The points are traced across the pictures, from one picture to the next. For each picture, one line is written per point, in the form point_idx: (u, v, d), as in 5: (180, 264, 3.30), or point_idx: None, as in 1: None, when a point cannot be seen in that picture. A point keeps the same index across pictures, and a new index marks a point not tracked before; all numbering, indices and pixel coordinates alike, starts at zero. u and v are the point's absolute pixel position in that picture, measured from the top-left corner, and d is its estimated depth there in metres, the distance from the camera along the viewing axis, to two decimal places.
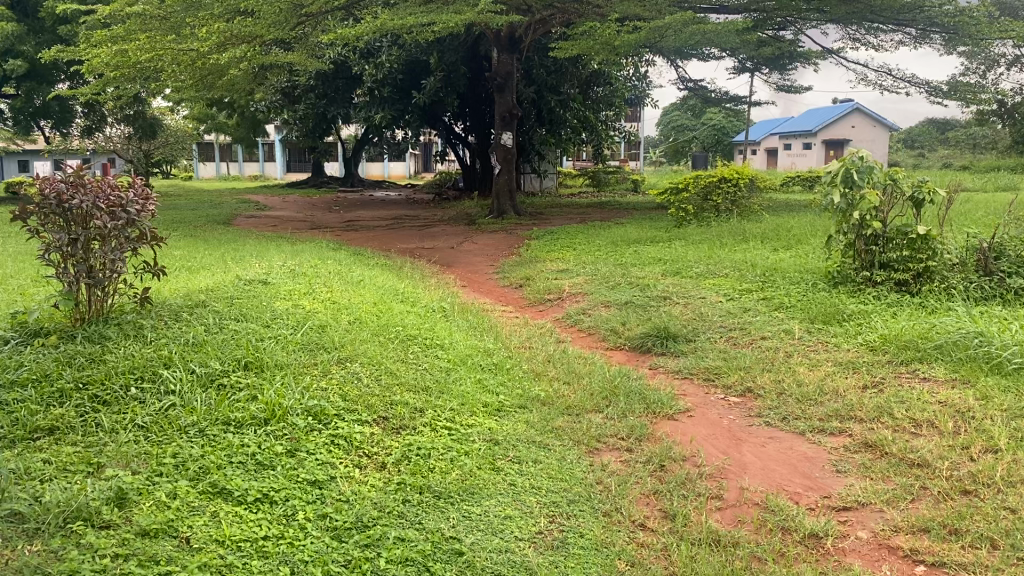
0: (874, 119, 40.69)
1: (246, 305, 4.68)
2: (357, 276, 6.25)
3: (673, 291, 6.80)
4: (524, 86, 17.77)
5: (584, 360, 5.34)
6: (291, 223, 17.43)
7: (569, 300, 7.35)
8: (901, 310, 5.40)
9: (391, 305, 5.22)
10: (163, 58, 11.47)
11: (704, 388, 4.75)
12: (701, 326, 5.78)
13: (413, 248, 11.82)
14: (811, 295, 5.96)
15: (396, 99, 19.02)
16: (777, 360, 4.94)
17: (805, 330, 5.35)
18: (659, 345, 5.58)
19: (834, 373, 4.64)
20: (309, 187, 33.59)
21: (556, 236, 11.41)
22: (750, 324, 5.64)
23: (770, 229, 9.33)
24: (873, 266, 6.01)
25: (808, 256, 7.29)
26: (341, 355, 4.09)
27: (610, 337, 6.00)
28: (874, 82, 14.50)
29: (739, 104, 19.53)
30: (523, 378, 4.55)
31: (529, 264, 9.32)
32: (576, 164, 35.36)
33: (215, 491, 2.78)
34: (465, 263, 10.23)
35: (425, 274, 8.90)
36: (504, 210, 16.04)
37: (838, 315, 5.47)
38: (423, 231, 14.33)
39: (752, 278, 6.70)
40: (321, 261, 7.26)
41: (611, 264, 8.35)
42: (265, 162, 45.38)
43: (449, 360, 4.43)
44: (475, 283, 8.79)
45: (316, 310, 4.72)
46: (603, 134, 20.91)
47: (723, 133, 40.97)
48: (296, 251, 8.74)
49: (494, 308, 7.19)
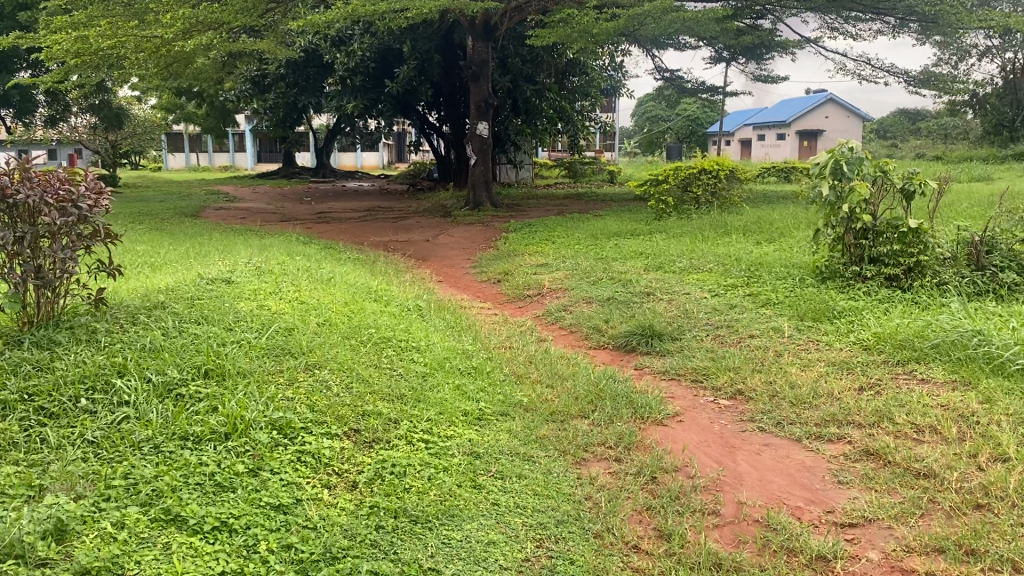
0: (847, 109, 40.82)
1: (208, 306, 4.39)
2: (328, 273, 5.97)
3: (656, 286, 6.58)
4: (499, 76, 17.48)
5: (566, 361, 5.11)
6: (262, 215, 17.04)
7: (549, 296, 7.12)
8: (893, 308, 5.22)
9: (364, 305, 4.95)
10: (126, 45, 11.06)
11: (693, 390, 4.53)
12: (686, 324, 5.57)
13: (387, 241, 11.52)
14: (800, 290, 5.77)
15: (369, 88, 18.64)
16: (768, 360, 4.73)
17: (795, 328, 5.15)
18: (644, 344, 5.36)
19: (828, 373, 4.45)
20: (280, 178, 33.08)
21: (533, 228, 11.17)
22: (737, 321, 5.43)
23: (751, 222, 9.16)
24: (862, 261, 5.83)
25: (793, 250, 7.11)
26: (310, 362, 3.84)
27: (592, 336, 5.78)
28: (853, 72, 14.40)
29: (715, 94, 19.39)
30: (503, 382, 4.32)
31: (506, 258, 9.08)
32: (551, 154, 35.15)
33: (168, 518, 2.52)
34: (441, 257, 9.97)
35: (399, 268, 8.63)
36: (480, 201, 15.77)
37: (829, 312, 5.28)
38: (397, 223, 14.02)
39: (737, 273, 6.50)
40: (290, 256, 6.97)
41: (591, 259, 8.13)
42: (235, 152, 44.70)
43: (425, 364, 4.18)
44: (452, 279, 8.54)
45: (283, 311, 4.45)
46: (579, 124, 20.68)
47: (698, 123, 40.91)
48: (265, 246, 8.44)
49: (472, 305, 6.94)
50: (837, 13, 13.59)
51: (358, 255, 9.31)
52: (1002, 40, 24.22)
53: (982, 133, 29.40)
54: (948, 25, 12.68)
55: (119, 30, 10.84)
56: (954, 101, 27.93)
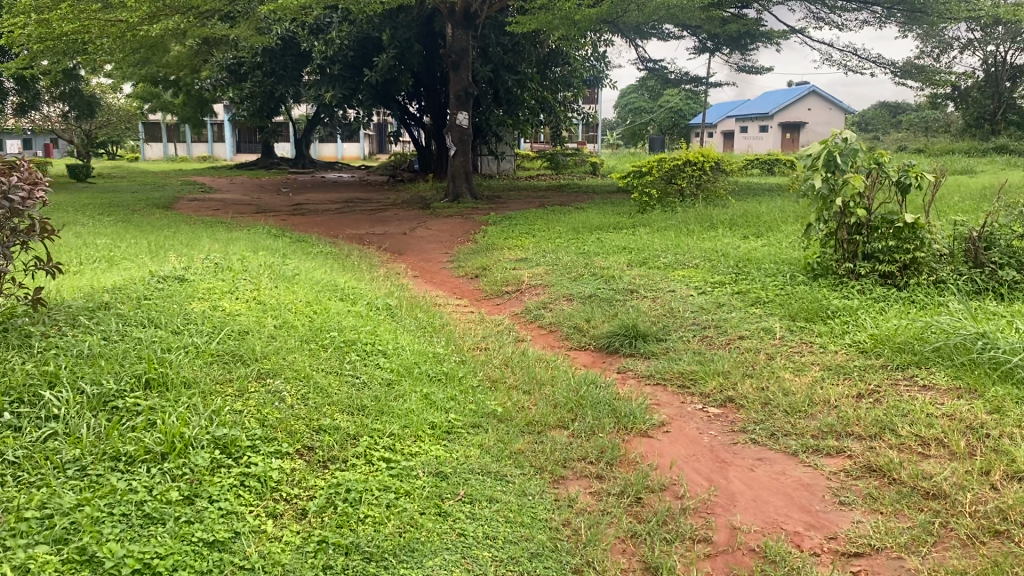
0: (830, 102, 40.71)
1: (155, 307, 4.03)
2: (293, 270, 5.64)
3: (640, 283, 6.28)
4: (480, 65, 17.11)
5: (544, 364, 4.82)
6: (236, 207, 16.61)
7: (528, 292, 6.82)
8: (890, 308, 4.95)
9: (329, 305, 4.62)
10: (89, 29, 10.59)
11: (679, 397, 4.24)
12: (672, 324, 5.27)
13: (362, 234, 11.17)
14: (791, 288, 5.49)
15: (347, 77, 18.21)
16: (760, 364, 4.44)
17: (787, 330, 4.86)
18: (627, 345, 5.08)
19: (823, 379, 4.16)
20: (258, 168, 32.57)
21: (514, 221, 10.86)
22: (726, 321, 5.14)
23: (737, 215, 8.89)
24: (855, 258, 5.56)
25: (782, 245, 6.83)
26: (263, 370, 3.50)
27: (572, 336, 5.49)
28: (838, 62, 14.18)
29: (699, 85, 19.12)
30: (476, 389, 4.01)
31: (485, 253, 8.77)
32: (533, 146, 34.83)
33: (84, 559, 2.19)
34: (418, 251, 9.64)
35: (373, 263, 8.30)
36: (460, 193, 15.46)
37: (822, 311, 4.99)
38: (374, 216, 13.65)
39: (725, 269, 6.21)
40: (256, 251, 6.62)
41: (572, 253, 7.83)
42: (213, 143, 44.05)
43: (391, 370, 3.86)
44: (428, 273, 8.22)
45: (238, 312, 4.11)
46: (562, 115, 20.36)
47: (681, 115, 40.69)
48: (232, 239, 8.08)
49: (447, 303, 6.63)
50: (823, 2, 13.34)
51: (330, 249, 8.97)
52: (984, 33, 24.12)
53: (964, 126, 29.36)
54: (935, 15, 12.45)
55: (82, 13, 10.40)
56: (936, 93, 27.83)
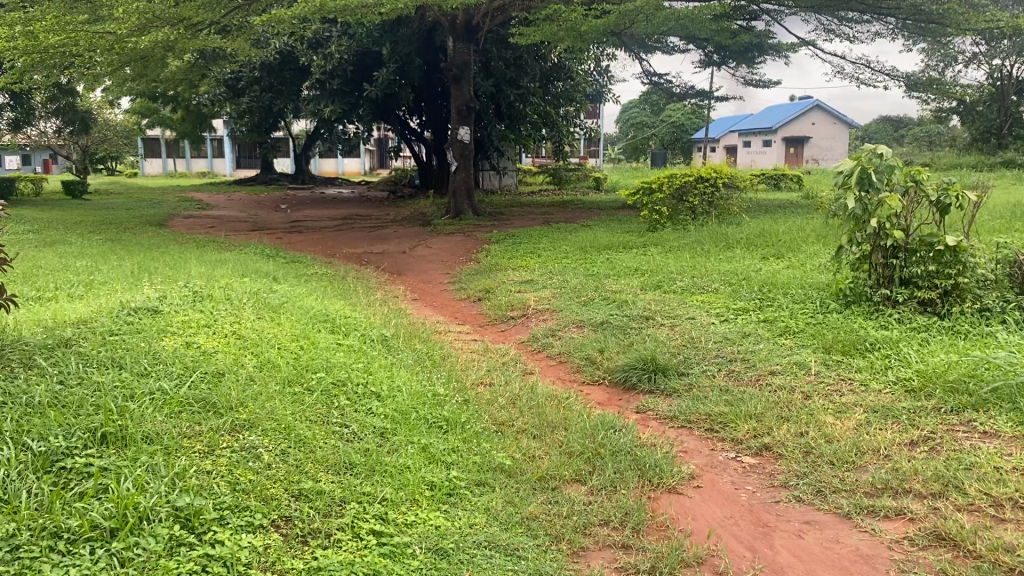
0: (834, 116, 40.38)
1: (121, 345, 3.58)
2: (283, 295, 5.22)
3: (657, 309, 5.85)
4: (482, 79, 16.76)
5: (556, 402, 4.39)
6: (231, 224, 16.22)
7: (535, 318, 6.40)
8: (935, 339, 4.51)
9: (319, 338, 4.19)
10: (77, 42, 10.21)
11: (709, 444, 3.80)
12: (694, 356, 4.84)
13: (360, 253, 10.76)
14: (822, 317, 5.05)
15: (347, 92, 17.86)
16: (795, 406, 4.01)
17: (822, 365, 4.43)
18: (646, 381, 4.65)
19: (869, 424, 3.73)
20: (257, 184, 32.25)
21: (518, 240, 10.44)
22: (755, 354, 4.70)
23: (754, 234, 8.47)
24: (891, 283, 5.13)
25: (808, 268, 6.41)
26: (238, 422, 3.05)
27: (585, 369, 5.06)
28: (850, 75, 13.82)
29: (705, 99, 18.75)
30: (484, 436, 3.58)
31: (488, 274, 8.35)
32: (534, 161, 34.52)
33: None
34: (417, 271, 9.23)
35: (370, 286, 7.89)
36: (461, 209, 15.04)
37: (859, 344, 4.56)
38: (373, 233, 13.25)
39: (747, 295, 5.78)
40: (246, 275, 6.22)
41: (581, 275, 7.41)
42: (213, 158, 43.79)
43: (387, 416, 3.43)
44: (428, 296, 7.80)
45: (214, 351, 3.66)
46: (565, 130, 20.00)
47: (683, 130, 40.42)
48: (222, 261, 7.68)
49: (448, 330, 6.20)
50: (833, 14, 12.98)
51: (326, 270, 8.57)
52: (990, 46, 23.81)
53: (969, 140, 28.95)
54: (950, 25, 12.06)
55: (67, 25, 10.02)
56: (941, 108, 27.48)
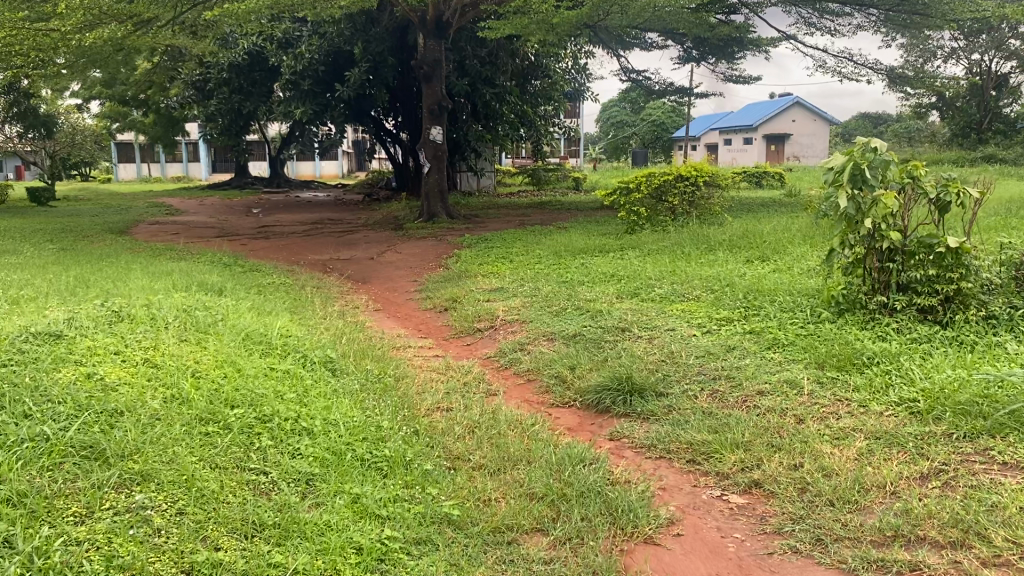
0: (814, 113, 40.19)
1: (3, 378, 3.05)
2: (219, 312, 4.71)
3: (633, 319, 5.39)
4: (456, 79, 16.29)
5: (519, 431, 3.91)
6: (197, 230, 15.64)
7: (504, 330, 5.93)
8: (939, 353, 4.08)
9: (249, 364, 3.70)
10: (21, 40, 9.71)
11: (691, 480, 3.34)
12: (674, 373, 4.38)
13: (325, 260, 10.24)
14: (814, 328, 4.61)
15: (319, 93, 17.31)
16: (785, 433, 3.56)
17: (815, 383, 3.97)
18: (621, 404, 4.20)
19: (872, 454, 3.28)
20: (231, 188, 31.61)
21: (490, 244, 9.97)
22: (741, 371, 4.24)
23: (737, 235, 8.04)
24: (888, 289, 4.70)
25: (795, 273, 5.97)
26: (128, 477, 2.54)
27: (554, 389, 4.58)
28: (832, 69, 13.46)
29: (684, 96, 18.35)
30: (431, 478, 3.10)
31: (457, 281, 7.86)
32: (514, 162, 34.10)
33: None
34: (383, 279, 8.74)
35: (329, 296, 7.39)
36: (434, 212, 14.56)
37: (856, 359, 4.11)
38: (341, 238, 12.74)
39: (731, 303, 5.32)
40: (188, 289, 5.72)
41: (553, 281, 6.95)
42: (188, 162, 43.00)
43: (317, 462, 2.95)
44: (392, 306, 7.32)
45: (117, 385, 3.15)
46: (543, 129, 19.53)
47: (663, 129, 40.09)
48: (169, 272, 7.16)
49: (409, 345, 5.71)
50: (814, 6, 12.59)
51: (284, 279, 8.07)
52: (967, 41, 23.64)
53: (949, 135, 28.68)
54: (936, 15, 11.70)
55: (9, 22, 9.52)
56: (920, 103, 27.24)
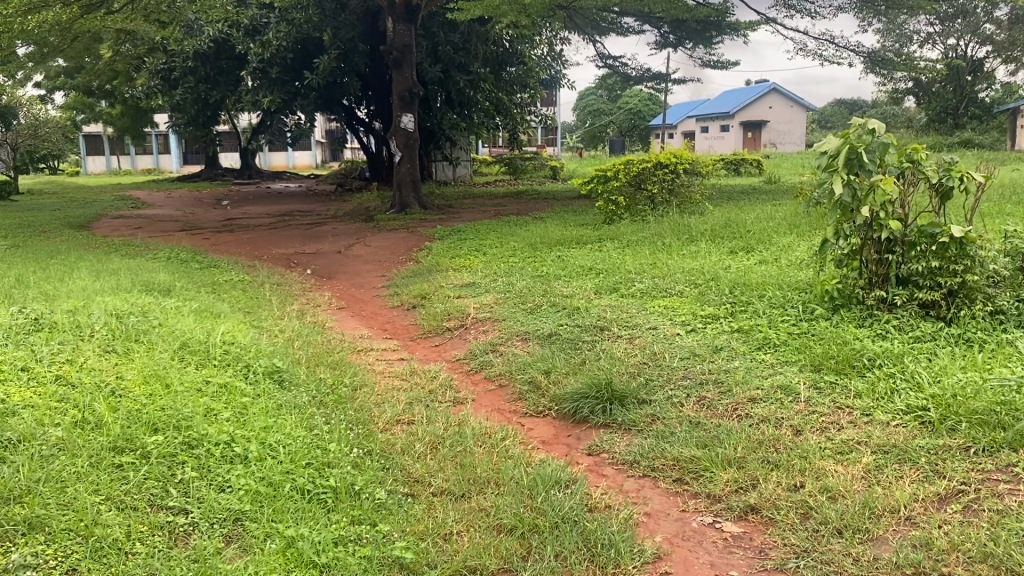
0: (791, 99, 39.96)
1: None
2: (156, 316, 4.27)
3: (612, 317, 5.00)
4: (429, 65, 15.82)
5: (488, 447, 3.51)
6: (161, 224, 15.10)
7: (475, 329, 5.53)
8: (945, 353, 3.74)
9: (180, 380, 3.29)
10: None
11: (679, 504, 2.96)
12: (658, 378, 4.00)
13: (289, 254, 9.79)
14: (806, 327, 4.25)
15: (287, 81, 16.78)
16: (781, 448, 3.20)
17: (812, 389, 3.61)
18: (599, 414, 3.81)
19: (882, 473, 2.93)
20: (201, 180, 30.94)
21: (463, 235, 9.56)
22: (731, 375, 3.87)
23: (721, 224, 7.68)
24: (887, 283, 4.35)
25: (784, 266, 5.62)
26: (10, 528, 2.13)
27: (527, 396, 4.19)
28: (813, 52, 13.14)
29: (661, 82, 17.99)
30: (385, 513, 2.71)
31: (426, 276, 7.45)
32: (490, 151, 33.68)
33: None
34: (350, 274, 8.31)
35: (289, 295, 6.96)
36: (407, 203, 14.12)
37: (855, 361, 3.76)
38: (310, 231, 12.26)
39: (717, 299, 4.95)
40: (133, 291, 5.29)
41: (528, 276, 6.56)
42: (159, 154, 42.14)
43: (249, 497, 2.55)
44: (358, 303, 6.90)
45: (16, 410, 2.73)
46: (519, 118, 19.03)
47: (640, 117, 39.73)
48: (117, 270, 6.71)
49: (373, 347, 5.30)
50: None
51: (243, 278, 7.63)
52: (944, 25, 23.46)
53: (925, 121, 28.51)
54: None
55: None
56: (897, 88, 27.03)
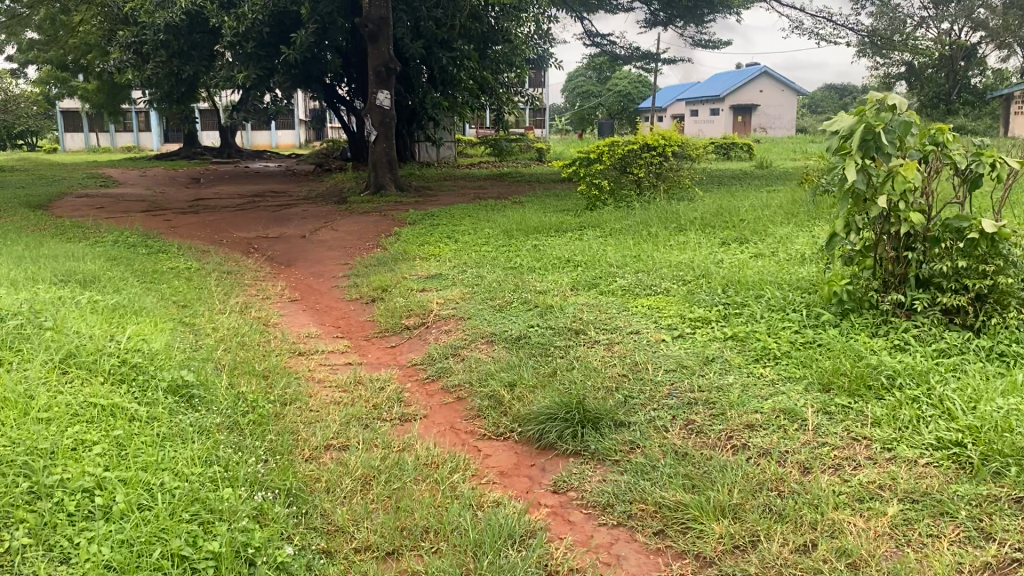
0: (783, 83, 39.29)
1: None
2: (50, 316, 3.62)
3: (589, 319, 4.39)
4: (411, 41, 15.11)
5: (432, 483, 2.91)
6: (124, 204, 14.42)
7: (435, 328, 4.93)
8: (978, 370, 3.16)
9: (47, 407, 2.68)
10: None
11: (659, 568, 2.38)
12: (639, 396, 3.40)
13: (250, 239, 9.15)
14: (813, 336, 3.65)
15: (262, 56, 16.01)
16: (786, 493, 2.61)
17: (822, 416, 3.02)
18: (570, 439, 3.21)
19: (915, 531, 2.35)
20: (178, 158, 30.05)
21: (436, 221, 8.92)
22: (725, 394, 3.27)
23: (712, 213, 7.06)
24: (905, 284, 3.76)
25: (783, 260, 5.04)
26: None
27: (487, 415, 3.58)
28: (809, 31, 12.51)
29: (650, 62, 17.33)
30: None
31: (390, 265, 6.82)
32: (476, 132, 32.96)
33: None
34: (311, 262, 7.68)
35: (237, 286, 6.34)
36: (382, 184, 13.50)
37: (871, 380, 3.18)
38: (277, 213, 11.60)
39: (709, 299, 4.35)
40: (46, 284, 4.64)
41: (500, 267, 5.94)
42: (139, 132, 41.04)
43: (93, 574, 1.94)
44: (313, 296, 6.28)
45: None
46: (505, 98, 18.20)
47: (629, 98, 39.02)
48: (46, 257, 6.06)
49: (320, 348, 4.69)
50: None
51: (192, 265, 7.00)
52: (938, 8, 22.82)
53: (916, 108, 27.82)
54: None
55: None
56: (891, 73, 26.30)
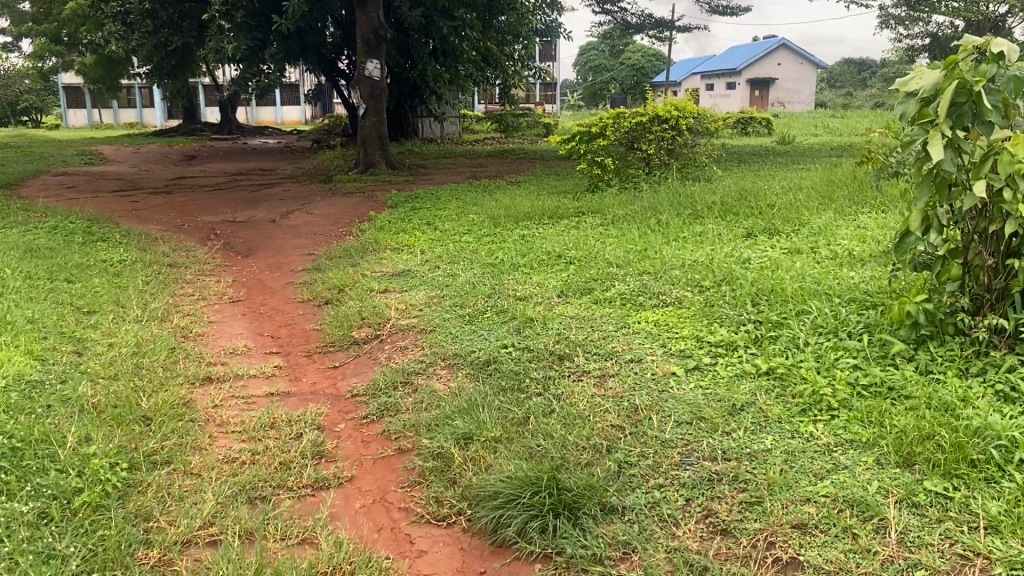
0: (801, 55, 37.74)
1: None
2: None
3: (579, 340, 3.41)
4: (408, 9, 13.92)
5: None
6: (99, 183, 13.49)
7: (389, 342, 3.97)
8: None
9: None
10: None
11: None
12: (640, 465, 2.42)
13: (214, 223, 8.19)
14: (878, 374, 2.66)
15: (252, 27, 14.76)
16: None
17: (910, 510, 2.03)
18: (541, 532, 2.23)
19: None
20: (177, 134, 29.11)
21: (419, 203, 7.95)
22: (764, 468, 2.29)
23: (731, 195, 6.06)
24: (1005, 303, 2.76)
25: (825, 259, 4.02)
26: None
27: (429, 482, 2.61)
28: None
29: (664, 30, 16.13)
30: None
31: (357, 256, 5.85)
32: (485, 108, 31.91)
33: None
34: (272, 251, 6.71)
35: (171, 282, 5.37)
36: (372, 162, 12.55)
37: (975, 454, 2.18)
38: (255, 194, 10.62)
39: (734, 315, 3.36)
40: None
41: (478, 263, 4.98)
42: (142, 108, 40.00)
43: None
44: (261, 295, 5.30)
45: None
46: (510, 71, 17.02)
47: (643, 74, 37.90)
48: None
49: (240, 369, 3.72)
50: None
51: (129, 257, 6.03)
52: None
53: None
54: None
55: None
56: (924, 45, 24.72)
